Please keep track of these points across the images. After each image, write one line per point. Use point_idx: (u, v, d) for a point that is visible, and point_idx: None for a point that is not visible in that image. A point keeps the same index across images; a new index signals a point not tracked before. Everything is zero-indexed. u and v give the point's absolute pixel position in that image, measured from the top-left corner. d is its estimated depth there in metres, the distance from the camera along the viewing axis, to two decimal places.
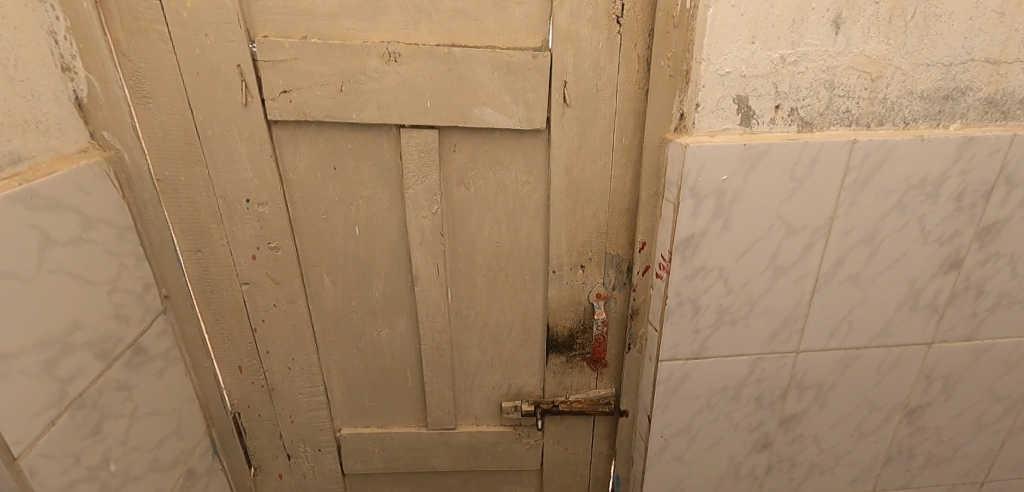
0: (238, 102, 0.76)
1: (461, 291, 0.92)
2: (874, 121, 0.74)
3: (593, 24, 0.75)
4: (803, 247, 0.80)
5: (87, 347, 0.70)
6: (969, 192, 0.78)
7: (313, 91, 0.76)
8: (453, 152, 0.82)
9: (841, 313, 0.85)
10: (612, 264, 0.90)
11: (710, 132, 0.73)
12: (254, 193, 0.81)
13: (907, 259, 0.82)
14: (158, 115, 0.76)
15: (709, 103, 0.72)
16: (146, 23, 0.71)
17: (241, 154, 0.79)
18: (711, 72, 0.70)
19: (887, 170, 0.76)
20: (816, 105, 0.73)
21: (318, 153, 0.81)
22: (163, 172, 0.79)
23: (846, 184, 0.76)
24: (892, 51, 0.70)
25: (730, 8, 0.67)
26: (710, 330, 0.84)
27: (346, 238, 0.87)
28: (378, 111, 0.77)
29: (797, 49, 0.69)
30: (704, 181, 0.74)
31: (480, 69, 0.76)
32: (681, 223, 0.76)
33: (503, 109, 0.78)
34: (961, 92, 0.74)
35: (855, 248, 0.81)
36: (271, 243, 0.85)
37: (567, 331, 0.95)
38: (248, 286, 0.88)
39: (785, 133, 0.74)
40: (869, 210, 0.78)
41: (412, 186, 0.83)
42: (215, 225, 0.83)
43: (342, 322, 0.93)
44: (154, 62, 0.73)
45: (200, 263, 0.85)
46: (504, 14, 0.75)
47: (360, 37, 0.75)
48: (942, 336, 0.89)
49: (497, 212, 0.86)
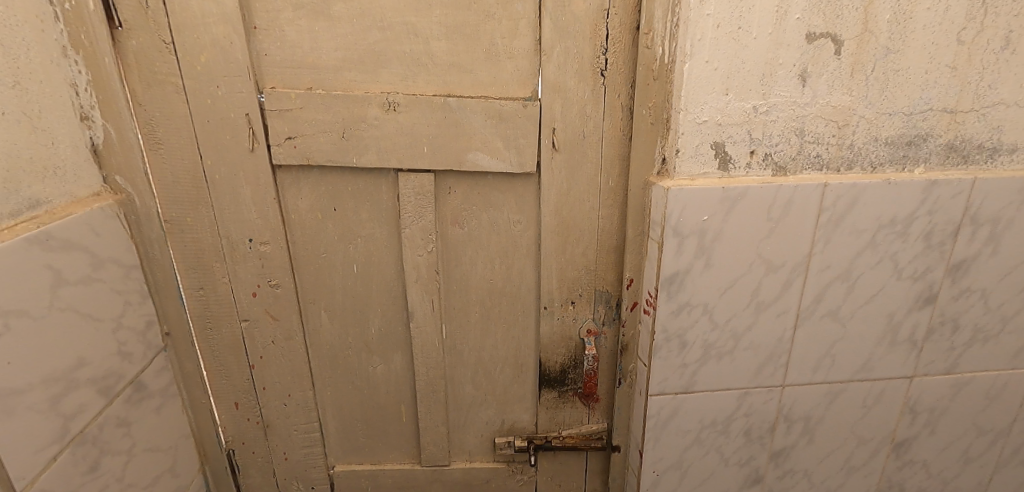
0: (245, 148, 0.80)
1: (456, 327, 0.94)
2: (843, 166, 0.79)
3: (579, 76, 0.80)
4: (783, 283, 0.84)
5: (91, 384, 0.72)
6: (937, 231, 0.82)
7: (316, 138, 0.80)
8: (448, 194, 0.87)
9: (823, 348, 0.88)
10: (601, 300, 0.93)
11: (691, 176, 0.78)
12: (257, 232, 0.85)
13: (882, 295, 0.86)
14: (169, 160, 0.80)
15: (689, 149, 0.77)
16: (162, 75, 0.76)
17: (245, 196, 0.83)
18: (689, 121, 0.75)
19: (858, 210, 0.80)
20: (789, 151, 0.78)
21: (319, 195, 0.85)
22: (171, 214, 0.83)
23: (820, 224, 0.80)
24: (856, 101, 0.76)
25: (704, 64, 0.73)
26: (697, 364, 0.87)
27: (344, 276, 0.90)
28: (378, 156, 0.82)
29: (767, 100, 0.75)
30: (686, 222, 0.78)
31: (474, 118, 0.81)
32: (666, 261, 0.80)
33: (496, 154, 0.83)
34: (922, 139, 0.79)
35: (833, 284, 0.84)
36: (272, 280, 0.88)
37: (559, 366, 0.98)
38: (247, 322, 0.90)
39: (760, 176, 0.79)
40: (843, 248, 0.82)
41: (409, 226, 0.87)
42: (218, 264, 0.86)
43: (338, 358, 0.95)
44: (167, 111, 0.78)
45: (202, 300, 0.88)
46: (497, 67, 0.81)
47: (362, 88, 0.80)
48: (923, 369, 0.92)
49: (491, 251, 0.90)
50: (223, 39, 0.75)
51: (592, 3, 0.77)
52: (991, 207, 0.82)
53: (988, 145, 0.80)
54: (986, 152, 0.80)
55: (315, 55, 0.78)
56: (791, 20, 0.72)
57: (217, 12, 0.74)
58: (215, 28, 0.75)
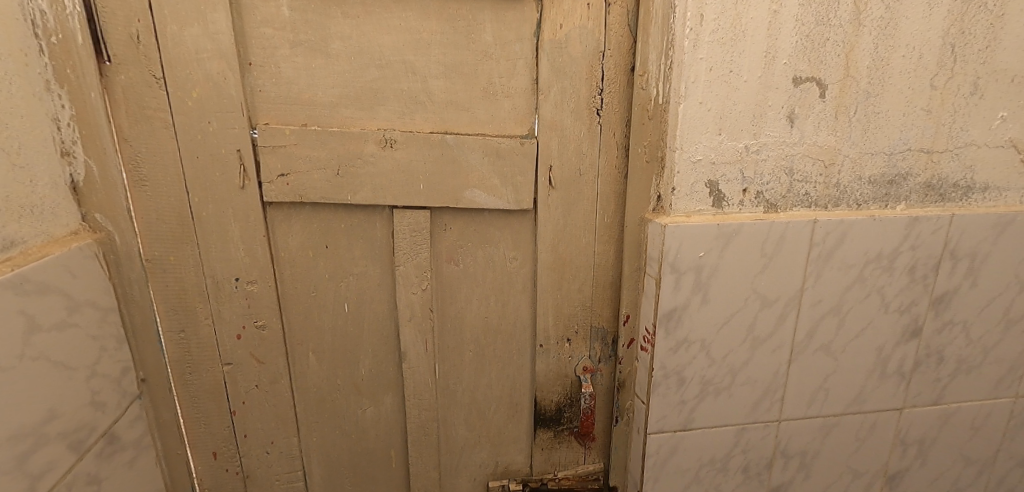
0: (235, 185, 0.78)
1: (449, 367, 0.92)
2: (830, 203, 0.82)
3: (576, 115, 0.81)
4: (777, 318, 0.85)
5: (61, 438, 0.67)
6: (920, 265, 0.85)
7: (310, 175, 0.79)
8: (444, 231, 0.85)
9: (817, 382, 0.89)
10: (597, 337, 0.92)
11: (686, 213, 0.79)
12: (245, 271, 0.82)
13: (871, 328, 0.88)
14: (154, 197, 0.77)
15: (684, 186, 0.78)
16: (151, 111, 0.74)
17: (234, 234, 0.80)
18: (684, 160, 0.77)
19: (845, 246, 0.83)
20: (779, 189, 0.80)
21: (311, 233, 0.83)
22: (153, 252, 0.79)
23: (811, 259, 0.82)
24: (841, 141, 0.79)
25: (698, 105, 0.75)
26: (695, 401, 0.87)
27: (335, 315, 0.87)
28: (373, 193, 0.81)
29: (758, 139, 0.77)
30: (683, 258, 0.79)
31: (472, 155, 0.81)
32: (664, 296, 0.81)
33: (493, 191, 0.83)
34: (902, 178, 0.82)
35: (825, 318, 0.86)
36: (258, 321, 0.84)
37: (555, 405, 0.96)
38: (230, 366, 0.85)
39: (753, 213, 0.81)
40: (833, 283, 0.84)
41: (403, 263, 0.85)
42: (201, 305, 0.82)
43: (326, 402, 0.91)
44: (155, 147, 0.75)
45: (182, 344, 0.83)
46: (494, 106, 0.81)
47: (358, 125, 0.79)
48: (912, 400, 0.93)
49: (486, 288, 0.89)
50: (217, 75, 0.74)
51: (588, 46, 0.79)
52: (968, 242, 0.85)
53: (963, 183, 0.84)
54: (962, 190, 0.84)
55: (311, 92, 0.78)
56: (778, 65, 0.75)
57: (212, 48, 0.73)
58: (209, 64, 0.74)
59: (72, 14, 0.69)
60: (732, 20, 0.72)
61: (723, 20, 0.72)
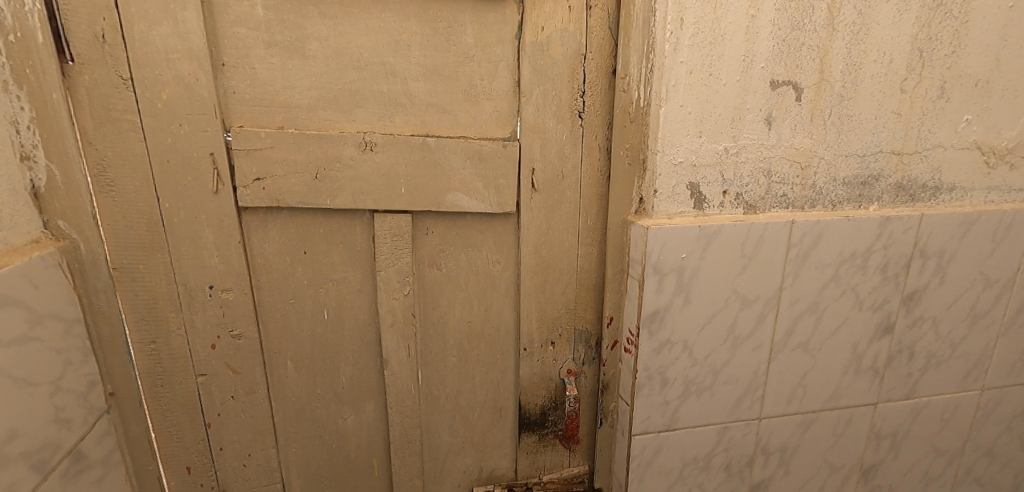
0: (208, 190, 0.75)
1: (432, 372, 0.91)
2: (807, 204, 0.84)
3: (558, 117, 0.81)
4: (757, 317, 0.86)
5: (23, 459, 0.63)
6: (892, 263, 0.88)
7: (287, 179, 0.77)
8: (425, 235, 0.84)
9: (795, 380, 0.91)
10: (581, 339, 0.92)
11: (668, 214, 0.80)
12: (219, 279, 0.79)
13: (847, 326, 0.90)
14: (122, 202, 0.73)
15: (666, 189, 0.79)
16: (117, 113, 0.71)
17: (207, 240, 0.77)
18: (666, 162, 0.77)
19: (821, 246, 0.84)
20: (757, 190, 0.81)
21: (288, 238, 0.81)
22: (120, 260, 0.75)
23: (789, 259, 0.84)
24: (816, 144, 0.81)
25: (679, 108, 0.75)
26: (678, 401, 0.87)
27: (313, 323, 0.85)
28: (352, 197, 0.79)
29: (737, 142, 0.78)
30: (665, 259, 0.80)
31: (454, 158, 0.80)
32: (647, 298, 0.81)
33: (476, 194, 0.82)
34: (875, 179, 0.85)
35: (802, 316, 0.88)
36: (233, 330, 0.81)
37: (539, 408, 0.95)
38: (204, 377, 0.82)
39: (733, 214, 0.82)
40: (810, 282, 0.86)
41: (384, 268, 0.83)
42: (173, 314, 0.79)
43: (305, 411, 0.89)
44: (122, 151, 0.72)
45: (153, 356, 0.79)
46: (476, 108, 0.81)
47: (337, 127, 0.78)
48: (885, 395, 0.96)
49: (468, 292, 0.88)
50: (188, 76, 0.71)
51: (569, 48, 0.79)
52: (936, 241, 0.88)
53: (931, 184, 0.87)
54: (930, 190, 0.87)
55: (288, 93, 0.76)
56: (756, 69, 0.76)
57: (183, 48, 0.71)
58: (180, 64, 0.71)
59: (31, 11, 0.65)
60: (711, 24, 0.73)
61: (703, 24, 0.73)
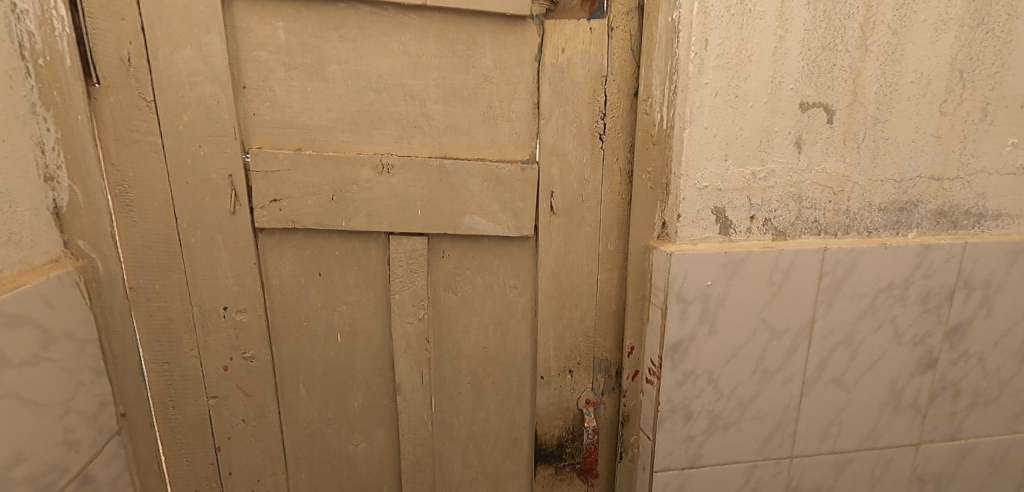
0: (225, 211, 0.75)
1: (446, 399, 0.88)
2: (840, 230, 0.80)
3: (578, 140, 0.79)
4: (787, 349, 0.82)
5: (29, 481, 0.63)
6: (933, 294, 0.82)
7: (303, 200, 0.77)
8: (441, 258, 0.83)
9: (829, 416, 0.86)
10: (600, 368, 0.89)
11: (692, 240, 0.77)
12: (233, 300, 0.79)
13: (885, 361, 0.85)
14: (140, 223, 0.74)
15: (690, 213, 0.76)
16: (140, 134, 0.72)
17: (223, 260, 0.77)
18: (690, 186, 0.75)
19: (856, 275, 0.80)
20: (787, 216, 0.78)
21: (303, 260, 0.80)
22: (137, 280, 0.75)
23: (821, 289, 0.80)
24: (849, 168, 0.77)
25: (703, 130, 0.73)
26: (703, 436, 0.83)
27: (326, 346, 0.84)
28: (368, 219, 0.78)
29: (765, 166, 0.75)
30: (689, 287, 0.76)
31: (471, 180, 0.79)
32: (669, 327, 0.78)
33: (493, 217, 0.80)
34: (913, 205, 0.80)
35: (836, 349, 0.83)
36: (246, 352, 0.81)
37: (556, 440, 0.92)
38: (215, 399, 0.82)
39: (760, 241, 0.78)
40: (845, 313, 0.81)
41: (398, 292, 0.82)
42: (187, 335, 0.79)
43: (316, 436, 0.87)
44: (143, 172, 0.73)
45: (165, 376, 0.79)
46: (494, 130, 0.79)
47: (354, 149, 0.77)
48: (928, 435, 0.90)
49: (484, 317, 0.86)
50: (209, 98, 0.72)
51: (590, 70, 0.77)
52: (981, 271, 0.83)
53: (975, 211, 0.82)
54: (974, 217, 0.82)
55: (307, 115, 0.76)
56: (785, 90, 0.73)
57: (205, 71, 0.71)
58: (201, 86, 0.72)
59: (61, 35, 0.66)
60: (738, 45, 0.71)
61: (729, 45, 0.71)
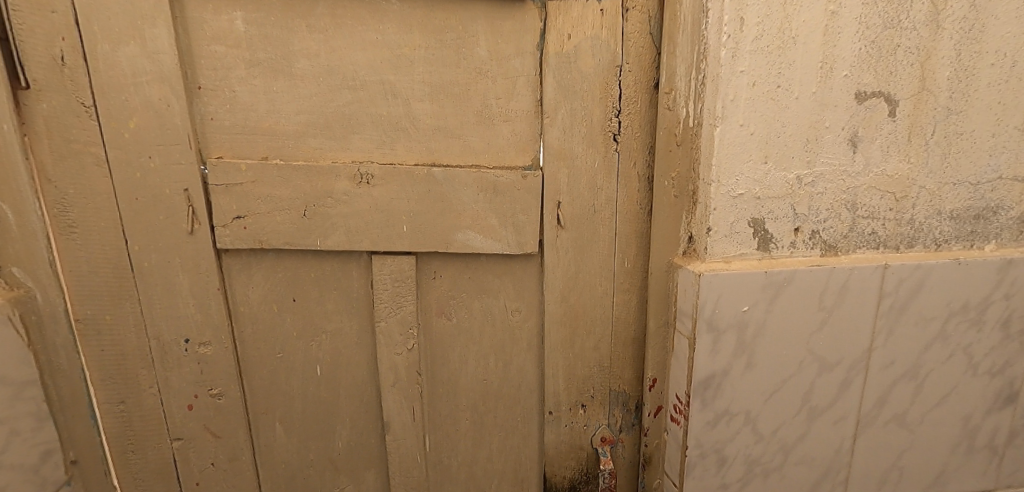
0: (183, 230, 0.66)
1: (442, 438, 0.78)
2: (903, 243, 0.67)
3: (588, 141, 0.68)
4: (839, 384, 0.69)
5: None
6: (1015, 317, 0.69)
7: (271, 217, 0.66)
8: (432, 280, 0.72)
9: (889, 460, 0.73)
10: (617, 402, 0.78)
11: (725, 258, 0.65)
12: (196, 332, 0.69)
13: (956, 395, 0.72)
14: (85, 247, 0.65)
15: (722, 226, 0.64)
16: (79, 145, 0.62)
17: (182, 287, 0.67)
18: (722, 194, 0.62)
19: (923, 297, 0.67)
20: (839, 227, 0.66)
21: (275, 284, 0.70)
22: (84, 311, 0.66)
23: (881, 313, 0.67)
24: (915, 170, 0.65)
25: (738, 128, 0.61)
26: (739, 484, 0.71)
27: (305, 380, 0.74)
28: (346, 236, 0.68)
29: (813, 169, 0.63)
30: (722, 313, 0.65)
31: (464, 191, 0.68)
32: (699, 360, 0.66)
33: (490, 233, 0.69)
34: (992, 211, 0.67)
35: (898, 383, 0.70)
36: (213, 389, 0.71)
37: (568, 482, 0.81)
38: (180, 442, 0.72)
39: (807, 257, 0.66)
40: (908, 342, 0.69)
41: (384, 319, 0.72)
42: (144, 371, 0.69)
43: (297, 480, 0.77)
44: (85, 189, 0.63)
45: (122, 417, 0.70)
46: (490, 132, 0.68)
47: (329, 157, 0.67)
48: (1005, 480, 0.77)
49: (483, 346, 0.75)
50: (158, 101, 0.62)
51: (602, 59, 0.66)
52: None
53: None
54: None
55: (273, 119, 0.65)
56: (837, 78, 0.61)
57: (153, 70, 0.61)
58: (149, 88, 0.62)
59: None
60: (780, 23, 0.58)
61: (769, 24, 0.58)
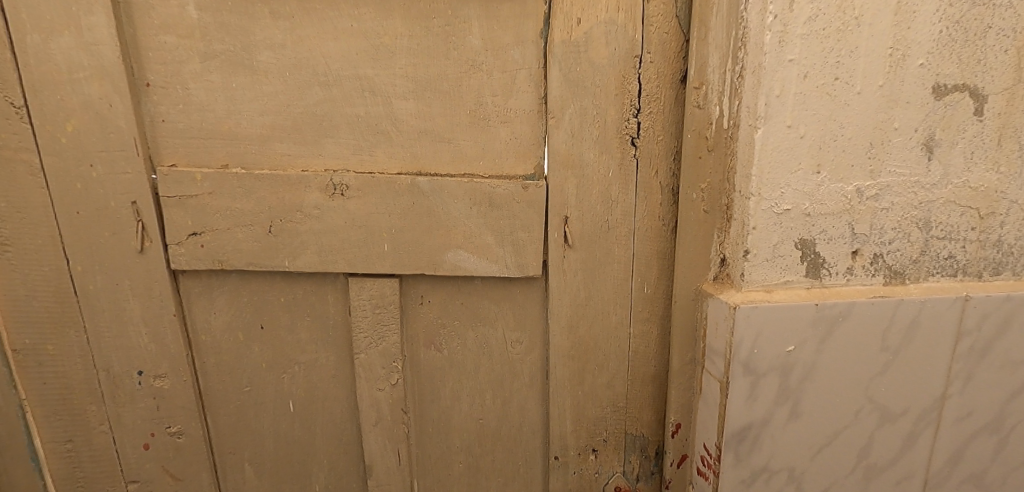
0: (132, 249, 0.57)
1: (432, 483, 0.68)
2: (986, 270, 0.55)
3: (601, 146, 0.57)
4: (904, 438, 0.57)
5: None
6: None
7: (231, 234, 0.58)
8: (420, 305, 0.62)
9: None
10: (635, 447, 0.67)
11: (766, 286, 0.53)
12: (150, 363, 0.60)
13: None
14: (21, 268, 0.57)
15: (763, 249, 0.52)
16: (10, 152, 0.54)
17: (133, 313, 0.59)
18: (764, 210, 0.51)
19: (1010, 335, 0.55)
20: (907, 250, 0.54)
21: (240, 310, 0.61)
22: (22, 341, 0.58)
23: (958, 355, 0.55)
24: (1005, 181, 0.53)
25: (785, 129, 0.49)
26: None
27: (276, 417, 0.65)
28: (319, 256, 0.59)
29: (878, 179, 0.51)
30: (761, 354, 0.53)
31: (455, 204, 0.58)
32: (732, 408, 0.55)
33: (485, 253, 0.59)
34: None
35: (976, 437, 0.58)
36: (171, 427, 0.62)
37: None
38: (137, 485, 0.64)
39: (867, 286, 0.54)
40: (991, 389, 0.57)
41: (364, 350, 0.62)
42: (93, 406, 0.61)
43: None
44: (18, 202, 0.55)
45: (70, 457, 0.62)
46: (486, 135, 0.58)
47: (299, 165, 0.58)
48: None
49: (479, 381, 0.65)
50: (99, 101, 0.54)
51: (618, 47, 0.55)
52: None
53: None
54: None
55: (233, 121, 0.56)
56: (912, 67, 0.49)
57: (91, 65, 0.53)
58: (88, 86, 0.53)
59: None
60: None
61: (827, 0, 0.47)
